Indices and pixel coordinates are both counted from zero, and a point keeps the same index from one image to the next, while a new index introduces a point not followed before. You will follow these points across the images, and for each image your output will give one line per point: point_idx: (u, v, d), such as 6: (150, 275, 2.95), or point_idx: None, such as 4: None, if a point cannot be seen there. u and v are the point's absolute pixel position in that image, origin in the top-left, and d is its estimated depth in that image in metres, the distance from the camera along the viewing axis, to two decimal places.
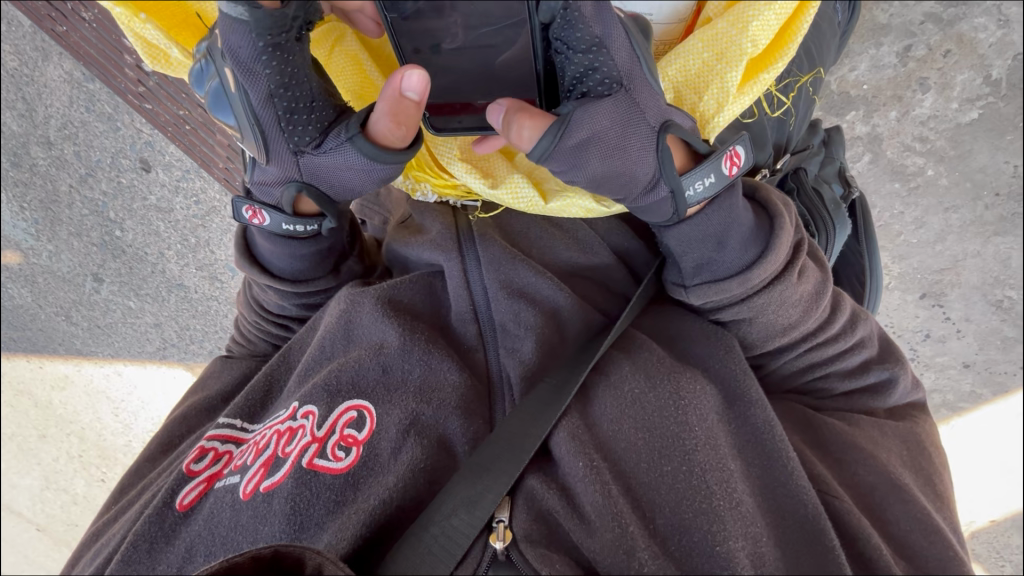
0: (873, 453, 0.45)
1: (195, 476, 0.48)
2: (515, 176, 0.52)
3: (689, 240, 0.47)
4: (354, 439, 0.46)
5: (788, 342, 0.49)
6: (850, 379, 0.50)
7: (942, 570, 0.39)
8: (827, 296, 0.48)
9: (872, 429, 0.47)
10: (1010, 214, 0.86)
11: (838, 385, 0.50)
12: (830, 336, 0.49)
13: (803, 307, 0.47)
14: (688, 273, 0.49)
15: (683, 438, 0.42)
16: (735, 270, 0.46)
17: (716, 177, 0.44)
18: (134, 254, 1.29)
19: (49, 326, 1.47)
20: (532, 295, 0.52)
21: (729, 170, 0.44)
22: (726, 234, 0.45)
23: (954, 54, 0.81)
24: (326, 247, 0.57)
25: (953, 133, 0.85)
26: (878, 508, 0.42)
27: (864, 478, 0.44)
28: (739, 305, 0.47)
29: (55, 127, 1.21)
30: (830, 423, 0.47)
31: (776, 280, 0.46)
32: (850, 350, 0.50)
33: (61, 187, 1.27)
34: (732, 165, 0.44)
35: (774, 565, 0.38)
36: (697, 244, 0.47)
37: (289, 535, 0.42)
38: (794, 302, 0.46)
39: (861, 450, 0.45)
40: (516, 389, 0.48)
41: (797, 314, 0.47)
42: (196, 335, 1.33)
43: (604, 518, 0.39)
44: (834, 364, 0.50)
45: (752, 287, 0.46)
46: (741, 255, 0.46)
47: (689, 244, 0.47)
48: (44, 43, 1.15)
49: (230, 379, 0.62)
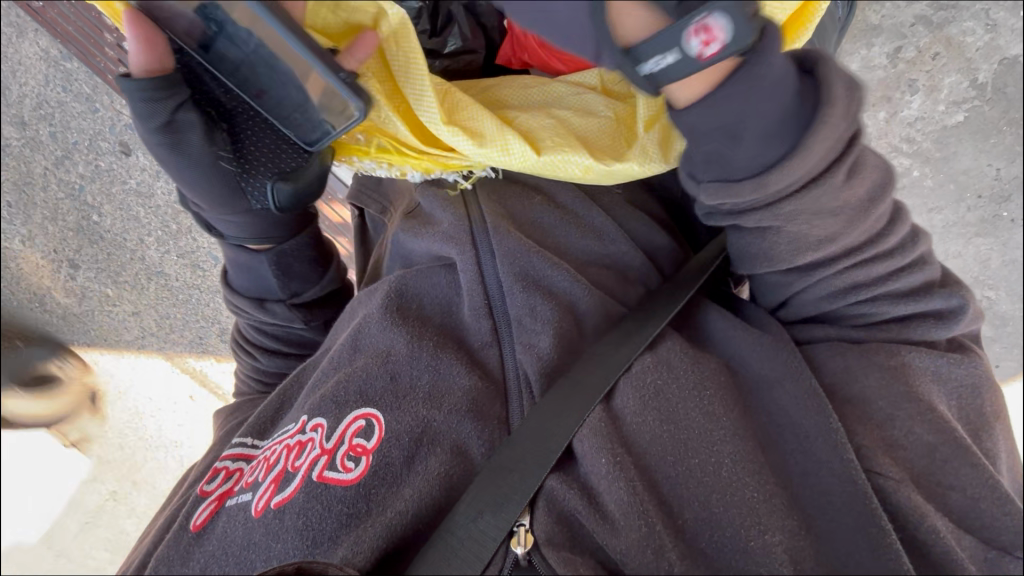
0: (931, 405, 0.42)
1: (208, 496, 0.48)
2: (506, 134, 0.53)
3: (696, 129, 0.40)
4: (363, 448, 0.45)
5: (820, 258, 0.44)
6: (904, 303, 0.45)
7: (1014, 544, 0.37)
8: (887, 203, 0.43)
9: (923, 374, 0.44)
10: (991, 217, 0.88)
11: (890, 310, 0.45)
12: (883, 251, 0.44)
13: (846, 219, 0.42)
14: (699, 168, 0.43)
15: (710, 430, 0.42)
16: (752, 172, 0.41)
17: (678, 56, 0.35)
18: (111, 241, 1.25)
19: (22, 314, 1.42)
20: (548, 288, 0.51)
21: (702, 50, 0.34)
22: (742, 124, 0.39)
23: (942, 57, 0.82)
24: (277, 263, 0.63)
25: (938, 135, 0.86)
26: (934, 476, 0.40)
27: (920, 436, 0.41)
28: (762, 212, 0.42)
29: (30, 107, 1.17)
30: (868, 381, 0.44)
31: (814, 183, 0.40)
32: (906, 268, 0.45)
33: (35, 170, 1.23)
34: (708, 40, 0.34)
35: (813, 559, 0.38)
36: (707, 135, 0.40)
37: (302, 552, 0.41)
38: (836, 209, 0.42)
39: (915, 402, 0.42)
40: (534, 385, 0.47)
41: (837, 225, 0.43)
42: (175, 325, 1.31)
43: (629, 518, 0.39)
44: (883, 286, 0.45)
45: (772, 194, 0.41)
46: (762, 152, 0.40)
47: (697, 134, 0.40)
48: (19, 18, 1.11)
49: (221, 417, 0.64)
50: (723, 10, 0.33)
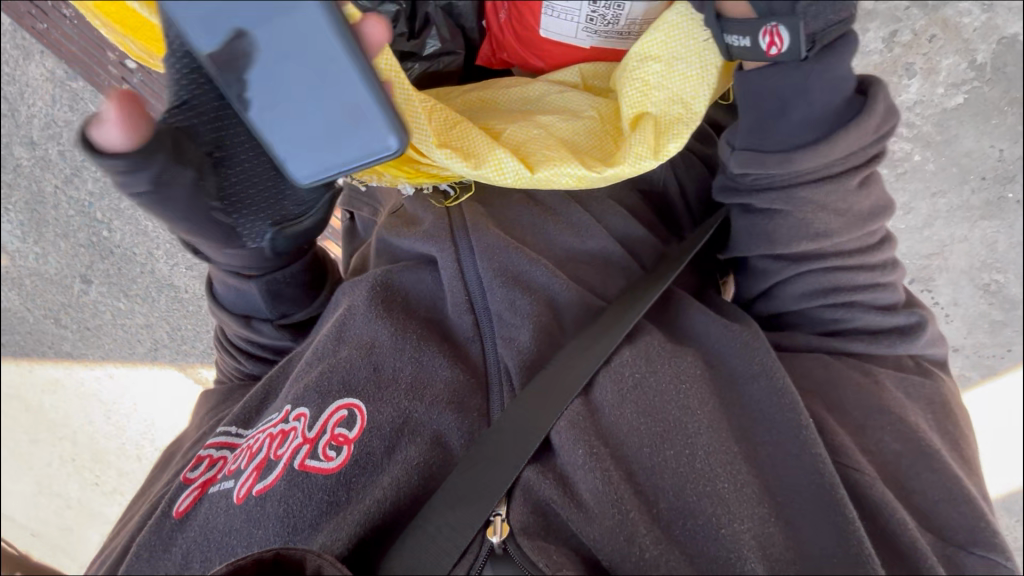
0: (903, 418, 0.44)
1: (191, 483, 0.49)
2: (499, 153, 0.53)
3: (752, 95, 0.45)
4: (345, 438, 0.45)
5: (815, 251, 0.48)
6: (877, 315, 0.48)
7: (969, 541, 0.40)
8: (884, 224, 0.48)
9: (897, 390, 0.46)
10: (996, 198, 0.86)
11: (863, 317, 0.48)
12: (865, 263, 0.48)
13: (846, 220, 0.46)
14: (739, 134, 0.47)
15: (686, 422, 0.42)
16: (784, 147, 0.45)
17: (750, 43, 0.43)
18: (121, 255, 1.27)
19: (38, 330, 1.45)
20: (527, 283, 0.52)
21: (768, 48, 0.42)
22: (791, 103, 0.43)
23: (939, 39, 0.81)
24: (269, 289, 0.58)
25: (938, 118, 0.85)
26: (902, 478, 0.42)
27: (888, 445, 0.43)
28: (776, 193, 0.46)
29: (38, 127, 1.20)
30: (852, 388, 0.46)
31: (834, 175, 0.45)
32: (881, 286, 0.49)
33: (45, 188, 1.26)
34: (771, 42, 0.42)
35: (784, 546, 0.39)
36: (758, 102, 0.45)
37: (282, 538, 0.42)
38: (841, 209, 0.46)
39: (890, 414, 0.44)
40: (515, 379, 0.47)
41: (837, 224, 0.46)
42: (187, 336, 1.31)
43: (603, 506, 0.40)
44: (863, 294, 0.48)
45: (793, 171, 0.45)
46: (801, 133, 0.44)
47: (751, 100, 0.45)
48: (23, 41, 1.14)
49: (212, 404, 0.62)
50: (790, 26, 0.41)
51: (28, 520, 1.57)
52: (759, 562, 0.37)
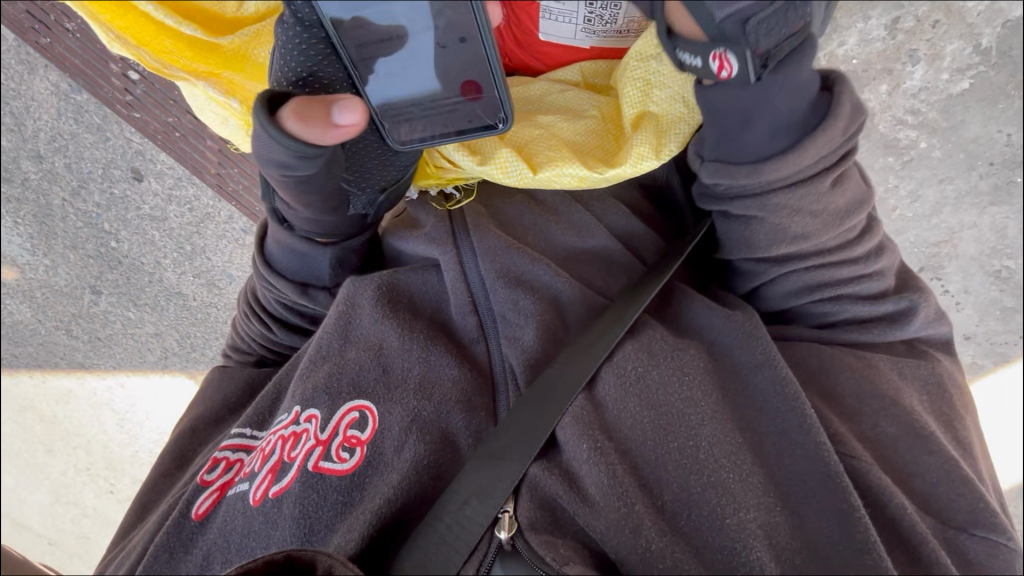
0: (899, 401, 0.43)
1: (209, 485, 0.49)
2: (503, 152, 0.54)
3: (715, 108, 0.43)
4: (357, 439, 0.46)
5: (795, 253, 0.47)
6: (864, 305, 0.48)
7: (969, 523, 0.39)
8: (861, 218, 0.46)
9: (891, 372, 0.46)
10: (1005, 183, 0.85)
11: (851, 309, 0.48)
12: (848, 258, 0.47)
13: (822, 221, 0.45)
14: (708, 146, 0.46)
15: (689, 413, 0.42)
16: (752, 158, 0.44)
17: (700, 63, 0.41)
18: (130, 265, 1.28)
19: (50, 341, 1.45)
20: (530, 282, 0.52)
21: (717, 71, 0.40)
22: (754, 112, 0.42)
23: (943, 24, 0.80)
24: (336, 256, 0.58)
25: (943, 104, 0.84)
26: (901, 461, 0.42)
27: (884, 429, 0.43)
28: (750, 200, 0.46)
29: (44, 140, 1.20)
30: (848, 375, 0.45)
31: (806, 180, 0.44)
32: (868, 277, 0.48)
33: (53, 201, 1.26)
34: (721, 65, 0.40)
35: (789, 535, 0.38)
36: (721, 117, 0.43)
37: (299, 539, 0.43)
38: (817, 211, 0.45)
39: (886, 398, 0.44)
40: (519, 378, 0.47)
41: (814, 226, 0.45)
42: (197, 344, 1.33)
43: (608, 499, 0.40)
44: (850, 287, 0.48)
45: (764, 181, 0.44)
46: (767, 144, 0.43)
47: (714, 113, 0.44)
48: (28, 56, 1.14)
49: (234, 391, 0.62)
50: (742, 54, 0.39)
51: (45, 529, 1.60)
52: (766, 552, 0.37)
